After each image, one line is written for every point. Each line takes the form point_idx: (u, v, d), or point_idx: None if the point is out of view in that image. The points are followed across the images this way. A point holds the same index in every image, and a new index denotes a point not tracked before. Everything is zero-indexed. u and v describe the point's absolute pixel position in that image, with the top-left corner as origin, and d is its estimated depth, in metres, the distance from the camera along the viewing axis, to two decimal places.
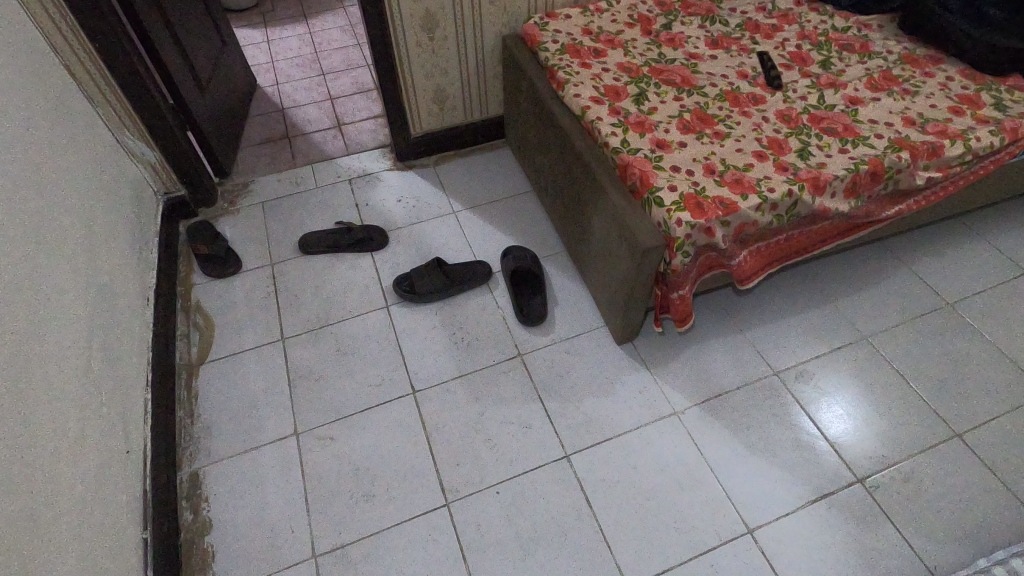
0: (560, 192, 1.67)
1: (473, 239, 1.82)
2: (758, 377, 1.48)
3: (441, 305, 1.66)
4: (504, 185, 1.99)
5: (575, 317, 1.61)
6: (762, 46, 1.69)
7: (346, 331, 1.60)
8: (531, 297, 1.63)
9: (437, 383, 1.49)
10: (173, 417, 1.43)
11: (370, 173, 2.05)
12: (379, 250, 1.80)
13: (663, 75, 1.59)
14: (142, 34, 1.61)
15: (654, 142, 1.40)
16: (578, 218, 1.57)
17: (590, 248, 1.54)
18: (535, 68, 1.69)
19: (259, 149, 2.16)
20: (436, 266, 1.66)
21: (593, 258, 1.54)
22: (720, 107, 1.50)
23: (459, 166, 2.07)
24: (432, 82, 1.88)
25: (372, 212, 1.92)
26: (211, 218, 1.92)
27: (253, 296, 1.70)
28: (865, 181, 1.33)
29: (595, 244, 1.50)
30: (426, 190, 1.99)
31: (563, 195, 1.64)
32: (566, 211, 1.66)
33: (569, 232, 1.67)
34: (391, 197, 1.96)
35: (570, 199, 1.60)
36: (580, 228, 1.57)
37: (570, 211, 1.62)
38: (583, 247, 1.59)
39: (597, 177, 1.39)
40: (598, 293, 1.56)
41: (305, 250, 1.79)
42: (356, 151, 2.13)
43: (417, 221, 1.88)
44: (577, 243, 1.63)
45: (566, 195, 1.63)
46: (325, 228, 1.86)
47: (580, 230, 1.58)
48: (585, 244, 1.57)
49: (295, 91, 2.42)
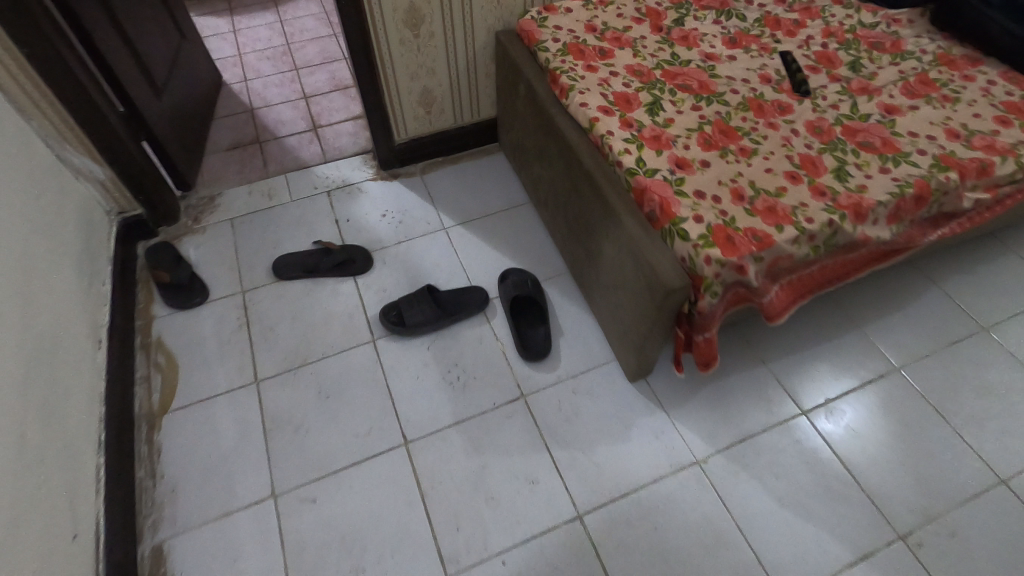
0: (562, 210, 1.51)
1: (467, 260, 1.65)
2: (785, 418, 1.36)
3: (434, 337, 1.50)
4: (500, 197, 1.82)
5: (583, 350, 1.46)
6: (784, 45, 1.52)
7: (328, 371, 1.44)
8: (533, 328, 1.48)
9: (432, 432, 1.34)
10: (132, 479, 1.26)
11: (351, 184, 1.86)
12: (363, 274, 1.63)
13: (678, 79, 1.42)
14: (82, 33, 1.39)
15: (673, 161, 1.24)
16: (586, 243, 1.41)
17: (599, 276, 1.38)
18: (534, 70, 1.51)
19: (227, 156, 1.96)
20: (427, 294, 1.51)
21: (603, 286, 1.38)
22: (743, 118, 1.34)
23: (449, 175, 1.89)
24: (418, 83, 1.69)
25: (355, 230, 1.73)
26: (173, 237, 1.72)
27: (222, 329, 1.52)
28: (910, 205, 1.19)
29: (606, 273, 1.34)
30: (413, 203, 1.81)
31: (567, 214, 1.48)
32: (569, 232, 1.50)
33: (574, 254, 1.51)
34: (375, 211, 1.78)
35: (575, 220, 1.44)
36: (588, 254, 1.41)
37: (575, 232, 1.46)
38: (591, 273, 1.43)
39: (609, 201, 1.23)
40: (609, 325, 1.41)
41: (280, 275, 1.61)
42: (335, 158, 1.94)
43: (404, 240, 1.71)
44: (583, 268, 1.47)
45: (569, 214, 1.46)
46: (303, 250, 1.68)
47: (587, 255, 1.42)
48: (593, 270, 1.41)
49: (266, 89, 2.20)
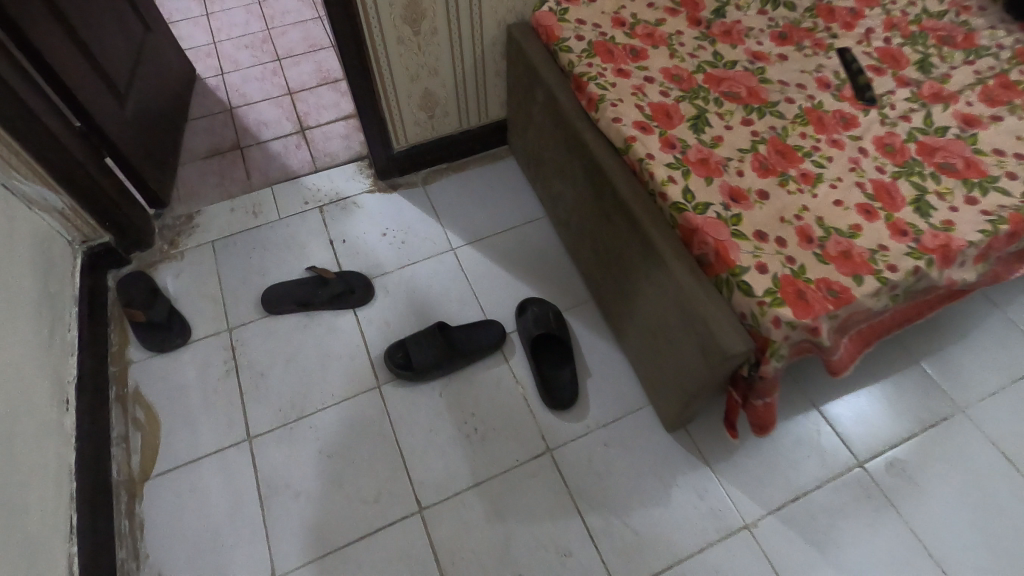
0: (588, 235, 1.33)
1: (480, 288, 1.48)
2: (841, 471, 1.22)
3: (446, 381, 1.34)
4: (512, 210, 1.64)
5: (614, 395, 1.31)
6: (841, 40, 1.33)
7: (329, 424, 1.28)
8: (557, 370, 1.32)
9: (449, 496, 1.19)
10: (112, 562, 1.12)
11: (346, 198, 1.66)
12: (363, 306, 1.46)
13: (724, 85, 1.23)
14: (21, 40, 1.18)
15: (726, 192, 1.06)
16: (619, 277, 1.24)
17: (635, 316, 1.22)
18: (554, 74, 1.31)
19: (205, 166, 1.76)
20: (437, 331, 1.35)
21: (639, 328, 1.22)
22: (802, 134, 1.15)
23: (454, 184, 1.70)
24: (419, 85, 1.48)
25: (352, 253, 1.56)
26: (147, 265, 1.53)
27: (207, 376, 1.36)
28: (1002, 243, 1.02)
29: (643, 316, 1.18)
30: (415, 219, 1.62)
31: (595, 241, 1.30)
32: (597, 261, 1.33)
33: (601, 284, 1.34)
34: (374, 230, 1.60)
35: (605, 250, 1.27)
36: (621, 289, 1.24)
37: (604, 263, 1.29)
38: (623, 310, 1.27)
39: (651, 239, 1.06)
40: (644, 369, 1.25)
41: (271, 309, 1.44)
42: (326, 166, 1.74)
43: (408, 264, 1.53)
44: (614, 302, 1.30)
45: (598, 243, 1.29)
46: (295, 278, 1.50)
47: (620, 291, 1.25)
48: (626, 308, 1.25)
49: (246, 84, 1.98)
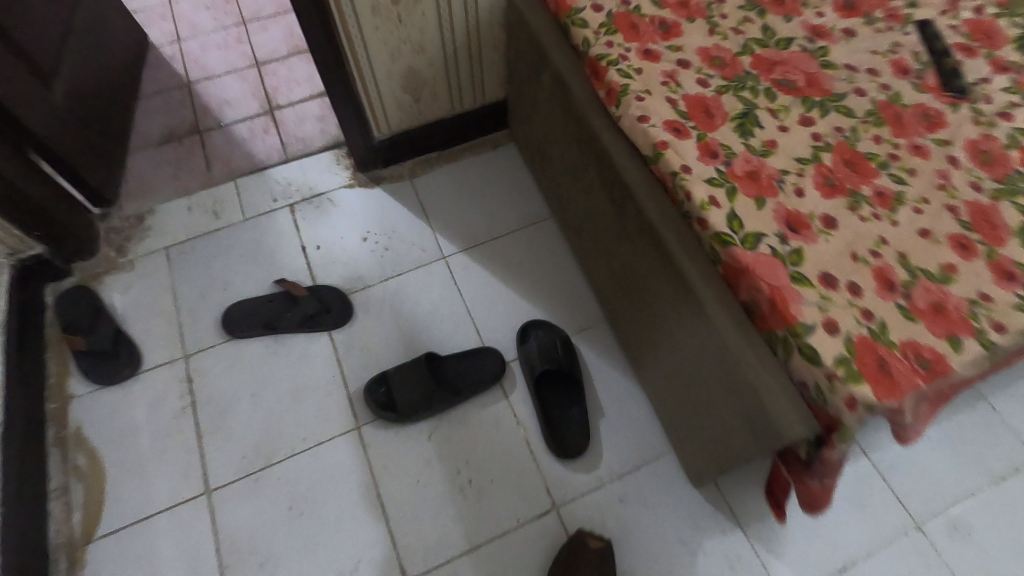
0: (604, 253, 1.12)
1: (475, 306, 1.28)
2: (894, 534, 1.05)
3: (435, 422, 1.16)
4: (513, 209, 1.42)
5: (629, 441, 1.13)
6: (921, 10, 1.07)
7: (301, 474, 1.11)
8: (565, 410, 1.14)
9: (438, 565, 1.03)
10: None
11: (321, 194, 1.44)
12: (340, 327, 1.26)
13: (777, 72, 0.99)
14: None
15: (783, 218, 0.84)
16: (641, 310, 1.04)
17: (660, 357, 1.02)
18: (564, 55, 1.06)
19: (160, 154, 1.52)
20: (425, 365, 1.16)
21: (665, 370, 1.02)
22: (876, 138, 0.92)
23: (446, 177, 1.47)
24: (401, 63, 1.23)
25: (328, 262, 1.34)
26: (92, 277, 1.33)
27: (160, 413, 1.17)
28: None
29: (672, 361, 0.99)
30: (401, 220, 1.40)
31: (613, 262, 1.09)
32: (615, 284, 1.11)
33: (619, 311, 1.14)
34: (354, 234, 1.39)
35: (625, 275, 1.06)
36: (645, 323, 1.04)
37: (624, 288, 1.08)
38: (646, 347, 1.07)
39: (686, 279, 0.85)
40: (668, 414, 1.07)
41: (233, 332, 1.24)
42: (298, 156, 1.50)
43: (392, 276, 1.32)
44: (634, 335, 1.10)
45: (617, 265, 1.08)
46: (261, 294, 1.30)
47: (642, 325, 1.05)
48: (650, 346, 1.05)
49: (206, 53, 1.71)
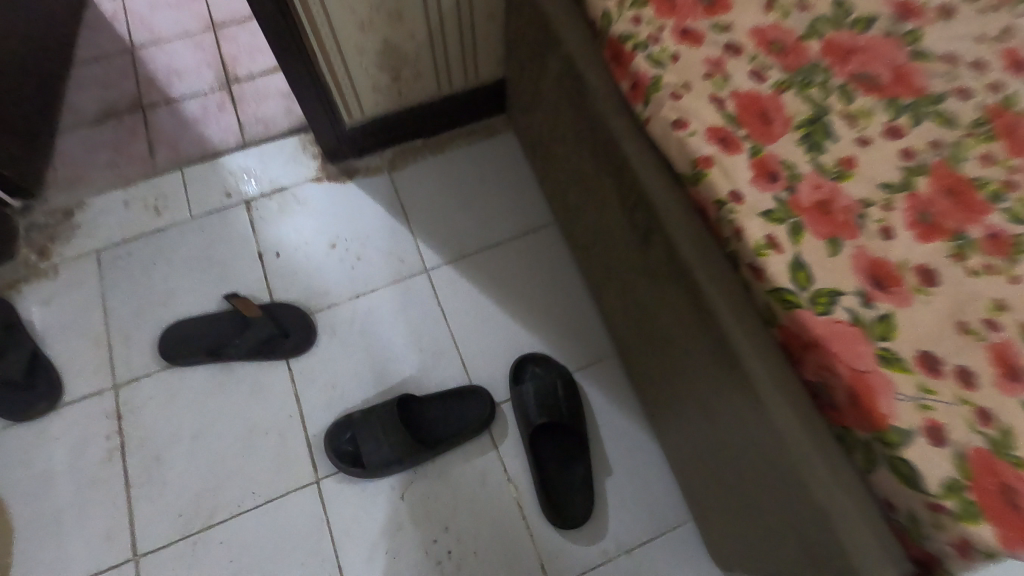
0: (619, 284, 0.91)
1: (461, 334, 1.09)
2: None
3: (408, 476, 0.97)
4: (510, 212, 1.20)
5: (639, 507, 0.95)
6: None
7: (248, 538, 0.94)
8: (564, 468, 0.95)
9: None
10: None
11: (283, 189, 1.22)
12: (299, 354, 1.06)
13: (852, 60, 0.71)
14: None
15: (863, 270, 0.61)
16: (664, 361, 0.84)
17: (686, 421, 0.83)
18: (578, 33, 0.83)
19: (95, 135, 1.29)
20: (399, 412, 0.97)
21: (690, 438, 0.83)
22: (985, 157, 0.64)
23: (431, 171, 1.24)
24: (374, 36, 1.00)
25: (288, 274, 1.14)
26: (7, 285, 1.12)
27: (82, 458, 0.99)
28: None
29: (701, 431, 0.79)
30: (377, 223, 1.19)
31: (629, 297, 0.88)
32: (631, 321, 0.91)
33: (635, 353, 0.94)
34: (321, 239, 1.17)
35: (645, 317, 0.85)
36: (668, 378, 0.84)
37: (643, 331, 0.88)
38: (667, 404, 0.87)
39: (734, 352, 0.65)
40: (688, 483, 0.89)
41: (172, 358, 1.04)
42: (258, 141, 1.28)
43: (364, 293, 1.12)
44: (652, 386, 0.91)
45: (635, 303, 0.87)
46: (207, 312, 1.09)
47: (664, 379, 0.85)
48: (672, 404, 0.85)
49: (155, 12, 1.46)
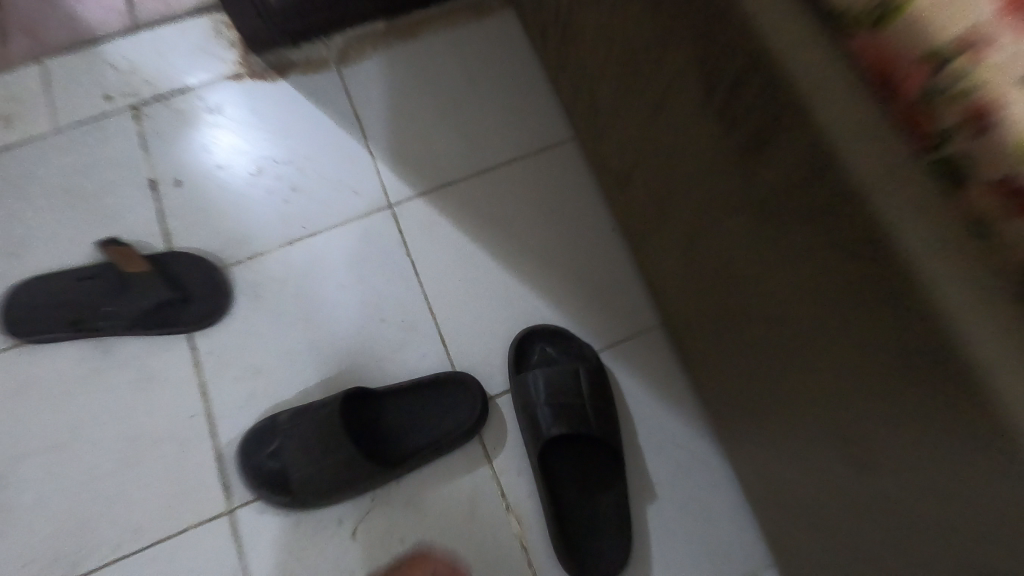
0: (688, 225, 0.58)
1: (440, 299, 0.76)
2: None
3: (361, 505, 0.67)
4: (510, 124, 0.86)
5: (694, 548, 0.68)
6: None
7: None
8: (589, 495, 0.67)
9: None
10: None
11: (186, 92, 0.86)
12: (205, 328, 0.74)
13: None
14: None
15: None
16: (771, 352, 0.52)
17: (805, 445, 0.52)
18: None
19: None
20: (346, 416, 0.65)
21: (811, 470, 0.52)
22: None
23: (399, 65, 0.88)
24: None
25: (193, 212, 0.80)
26: None
27: None
28: None
29: (838, 469, 0.48)
30: (321, 141, 0.84)
31: (707, 247, 0.56)
32: (708, 284, 0.59)
33: (711, 328, 0.62)
34: (240, 163, 0.83)
35: (738, 280, 0.52)
36: (777, 378, 0.52)
37: (731, 303, 0.55)
38: (769, 411, 0.56)
39: (970, 369, 0.32)
40: (782, 513, 0.61)
41: (18, 335, 0.72)
42: (151, 21, 0.90)
43: (302, 240, 0.79)
44: (739, 381, 0.60)
45: (719, 258, 0.54)
46: (72, 267, 0.76)
47: (767, 375, 0.54)
48: (779, 413, 0.54)
49: None
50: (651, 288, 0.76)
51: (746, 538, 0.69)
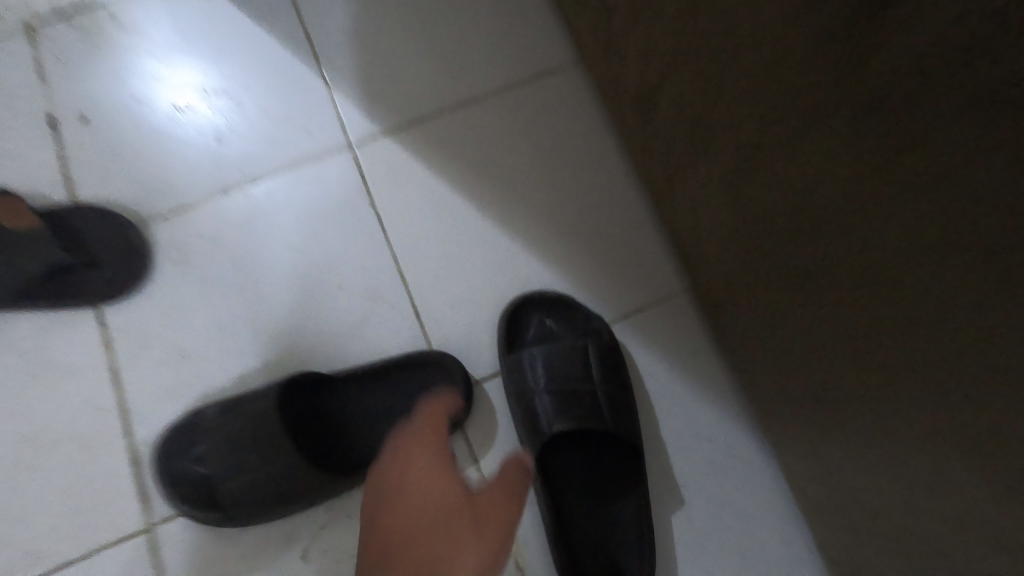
0: (742, 138, 0.41)
1: (413, 262, 0.61)
2: None
3: (317, 516, 0.54)
4: (499, 41, 0.69)
5: (721, 558, 0.57)
6: None
7: None
8: (599, 500, 0.56)
9: None
10: None
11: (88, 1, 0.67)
12: (115, 300, 0.59)
13: None
14: None
15: None
16: (876, 331, 0.37)
17: (928, 443, 0.36)
18: None
19: None
20: (288, 416, 0.52)
21: (935, 476, 0.37)
22: None
23: None
24: None
25: (100, 156, 0.63)
26: None
27: None
28: None
29: (974, 500, 0.34)
30: (261, 62, 0.67)
31: (778, 162, 0.38)
32: (771, 218, 0.42)
33: (771, 283, 0.45)
34: (160, 94, 0.65)
35: (840, 201, 0.35)
36: (895, 343, 0.36)
37: (816, 241, 0.38)
38: (862, 391, 0.40)
39: None
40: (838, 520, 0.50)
41: None
42: None
43: (241, 189, 0.63)
44: (807, 355, 0.46)
45: (797, 193, 0.38)
46: None
47: (872, 341, 0.37)
48: (886, 396, 0.38)
49: None
50: (676, 246, 0.61)
51: (788, 551, 0.58)
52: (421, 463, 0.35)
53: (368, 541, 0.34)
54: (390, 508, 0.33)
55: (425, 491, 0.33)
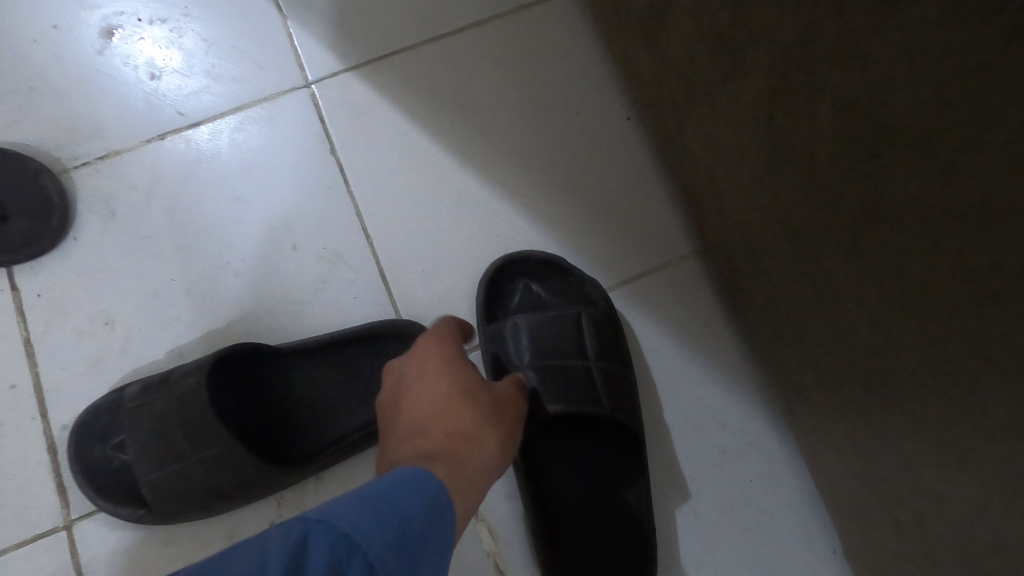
0: (790, 53, 0.33)
1: (380, 219, 0.53)
2: None
3: (261, 511, 0.47)
4: None
5: (730, 555, 0.50)
6: None
7: None
8: (585, 490, 0.49)
9: None
10: None
11: None
12: (29, 260, 0.50)
13: None
14: None
15: None
16: (977, 301, 0.29)
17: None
18: None
19: None
20: (223, 395, 0.44)
21: (1015, 471, 0.30)
22: None
23: None
24: None
25: (7, 89, 0.52)
26: None
27: None
28: None
29: None
30: None
31: (842, 78, 0.31)
32: (818, 154, 0.34)
33: (806, 240, 0.38)
34: (80, 14, 0.53)
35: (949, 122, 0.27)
36: (976, 305, 0.29)
37: (881, 182, 0.31)
38: (921, 367, 0.33)
39: None
40: (869, 519, 0.43)
41: None
42: None
43: (178, 133, 0.53)
44: (848, 327, 0.38)
45: (875, 115, 0.30)
46: None
47: (944, 303, 0.31)
48: (946, 370, 0.32)
49: None
50: (687, 202, 0.53)
51: (809, 552, 0.51)
52: (443, 356, 0.39)
53: (388, 430, 0.37)
54: (410, 397, 0.37)
55: (451, 379, 0.37)
